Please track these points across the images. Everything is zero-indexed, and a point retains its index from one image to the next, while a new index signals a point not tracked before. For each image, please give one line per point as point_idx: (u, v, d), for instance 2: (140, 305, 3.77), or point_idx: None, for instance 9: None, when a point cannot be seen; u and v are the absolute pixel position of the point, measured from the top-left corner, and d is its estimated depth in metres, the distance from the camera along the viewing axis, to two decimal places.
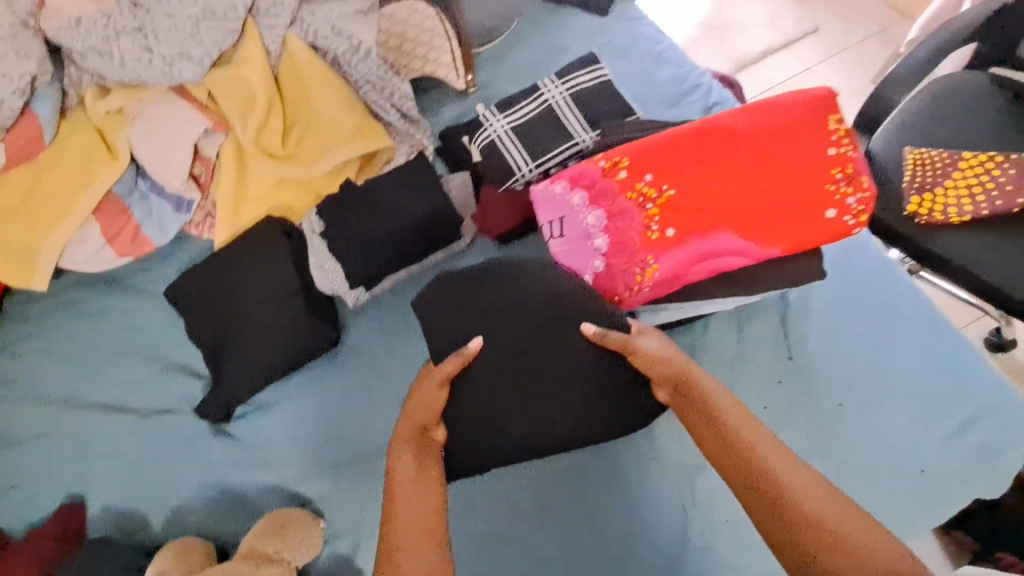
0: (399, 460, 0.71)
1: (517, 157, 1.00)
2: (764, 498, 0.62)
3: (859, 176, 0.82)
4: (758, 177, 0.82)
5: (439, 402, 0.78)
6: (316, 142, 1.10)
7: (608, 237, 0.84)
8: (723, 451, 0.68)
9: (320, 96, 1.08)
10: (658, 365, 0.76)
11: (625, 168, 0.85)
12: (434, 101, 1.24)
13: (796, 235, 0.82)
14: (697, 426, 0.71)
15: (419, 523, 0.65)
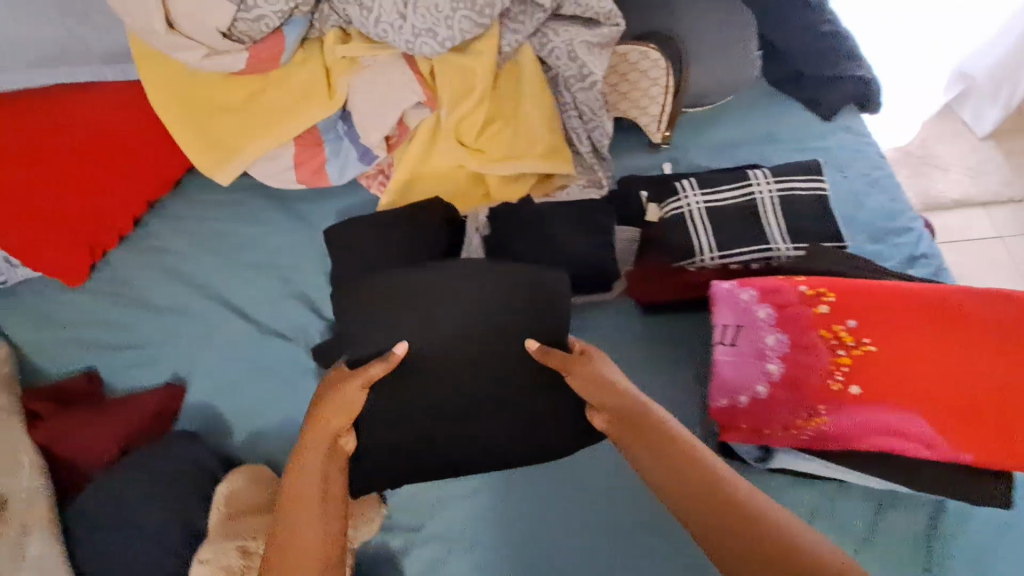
0: (306, 461, 0.77)
1: (704, 240, 0.95)
2: (761, 546, 0.64)
3: None
4: (976, 376, 0.75)
5: (357, 406, 0.82)
6: (505, 146, 1.13)
7: (784, 366, 0.81)
8: (673, 479, 0.72)
9: (529, 106, 1.10)
10: (615, 407, 0.80)
11: (830, 302, 0.80)
12: (624, 144, 1.22)
13: (1002, 447, 0.74)
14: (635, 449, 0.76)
15: (314, 554, 0.71)
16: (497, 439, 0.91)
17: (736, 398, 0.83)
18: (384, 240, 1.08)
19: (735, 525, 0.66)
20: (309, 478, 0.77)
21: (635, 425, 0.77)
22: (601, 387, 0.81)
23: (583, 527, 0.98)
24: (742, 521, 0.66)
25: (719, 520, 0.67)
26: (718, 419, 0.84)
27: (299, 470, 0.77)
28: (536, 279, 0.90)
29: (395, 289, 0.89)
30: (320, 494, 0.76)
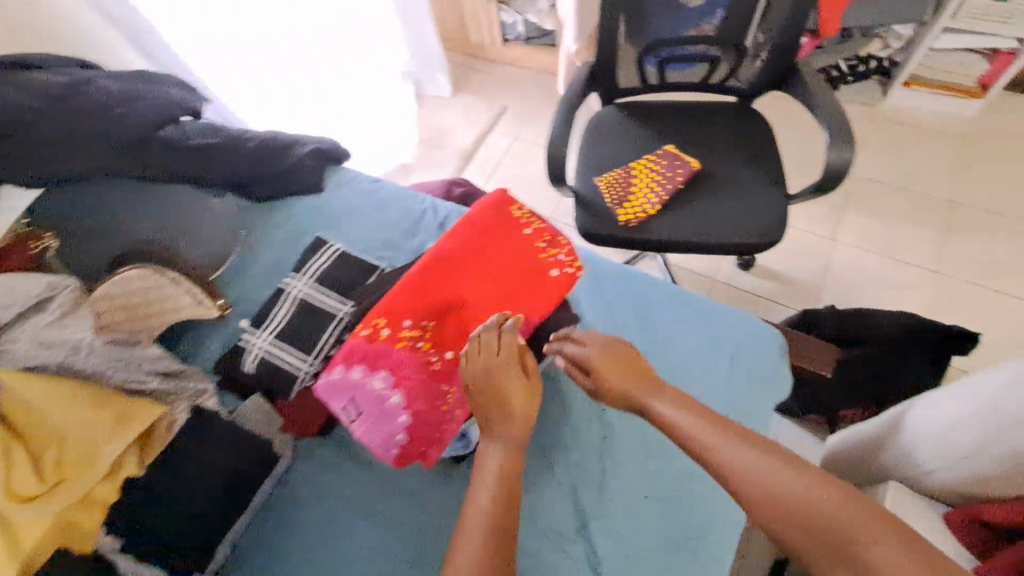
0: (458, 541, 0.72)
1: (295, 359, 1.01)
2: (809, 536, 0.67)
3: (555, 239, 1.03)
4: (499, 266, 0.99)
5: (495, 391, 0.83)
6: (75, 451, 0.89)
7: (402, 390, 0.88)
8: (775, 511, 0.70)
9: (54, 406, 0.90)
10: (725, 452, 0.77)
11: (385, 327, 0.92)
12: (200, 337, 1.25)
13: (541, 299, 0.98)
14: (752, 508, 0.72)
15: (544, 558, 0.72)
16: None
17: (400, 442, 0.87)
18: None
19: (845, 520, 0.65)
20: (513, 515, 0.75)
21: (731, 472, 0.75)
22: (494, 380, 0.84)
23: None
24: (766, 526, 0.71)
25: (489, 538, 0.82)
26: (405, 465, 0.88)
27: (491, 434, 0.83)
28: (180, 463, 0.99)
29: None
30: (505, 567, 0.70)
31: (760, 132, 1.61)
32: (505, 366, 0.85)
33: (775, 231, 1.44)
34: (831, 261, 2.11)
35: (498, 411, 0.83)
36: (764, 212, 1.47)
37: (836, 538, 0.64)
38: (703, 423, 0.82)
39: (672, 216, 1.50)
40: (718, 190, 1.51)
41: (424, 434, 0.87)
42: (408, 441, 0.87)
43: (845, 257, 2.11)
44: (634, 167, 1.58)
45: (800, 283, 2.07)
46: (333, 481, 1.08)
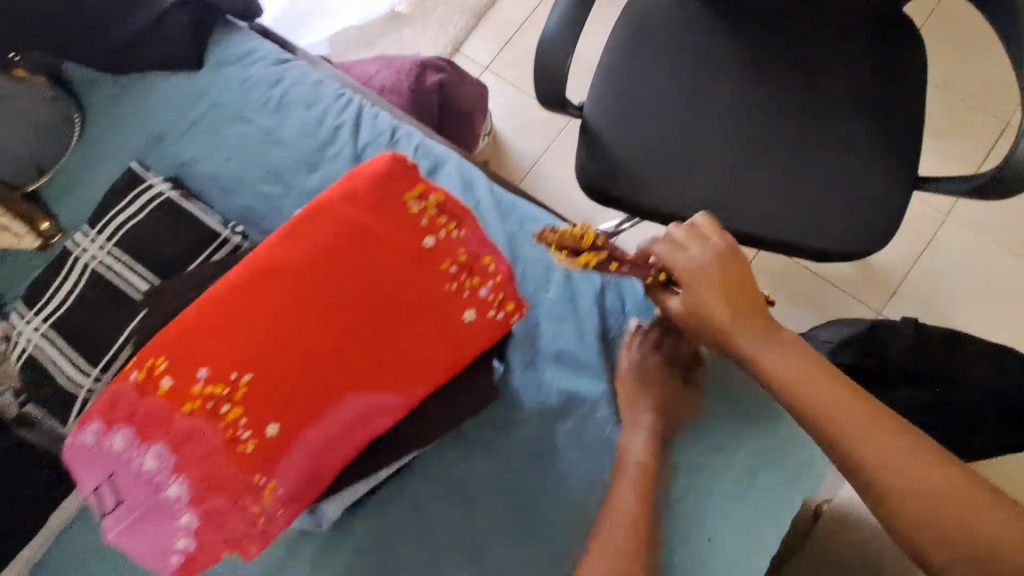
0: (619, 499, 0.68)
1: (73, 368, 0.68)
2: (937, 488, 0.54)
3: (478, 259, 0.58)
4: (367, 284, 0.57)
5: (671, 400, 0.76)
6: None
7: (187, 478, 0.57)
8: (885, 470, 0.56)
9: None
10: (770, 357, 0.64)
11: (166, 376, 0.56)
12: (14, 277, 0.92)
13: (438, 365, 0.60)
14: (860, 437, 0.58)
15: None
16: None
17: (181, 548, 0.58)
18: None
19: (938, 495, 0.53)
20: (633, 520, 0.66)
21: (780, 370, 0.63)
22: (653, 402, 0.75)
23: None
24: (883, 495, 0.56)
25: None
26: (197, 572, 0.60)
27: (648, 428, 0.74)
28: None
29: None
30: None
31: (900, 56, 1.00)
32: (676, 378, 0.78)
33: (875, 237, 0.94)
34: (930, 246, 1.57)
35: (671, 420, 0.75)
36: (865, 199, 0.95)
37: (969, 498, 0.52)
38: (755, 329, 0.65)
39: (719, 183, 0.98)
40: (804, 151, 0.98)
41: (222, 539, 0.59)
42: (195, 546, 0.58)
43: (952, 243, 1.57)
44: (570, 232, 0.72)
45: (876, 270, 1.58)
46: None
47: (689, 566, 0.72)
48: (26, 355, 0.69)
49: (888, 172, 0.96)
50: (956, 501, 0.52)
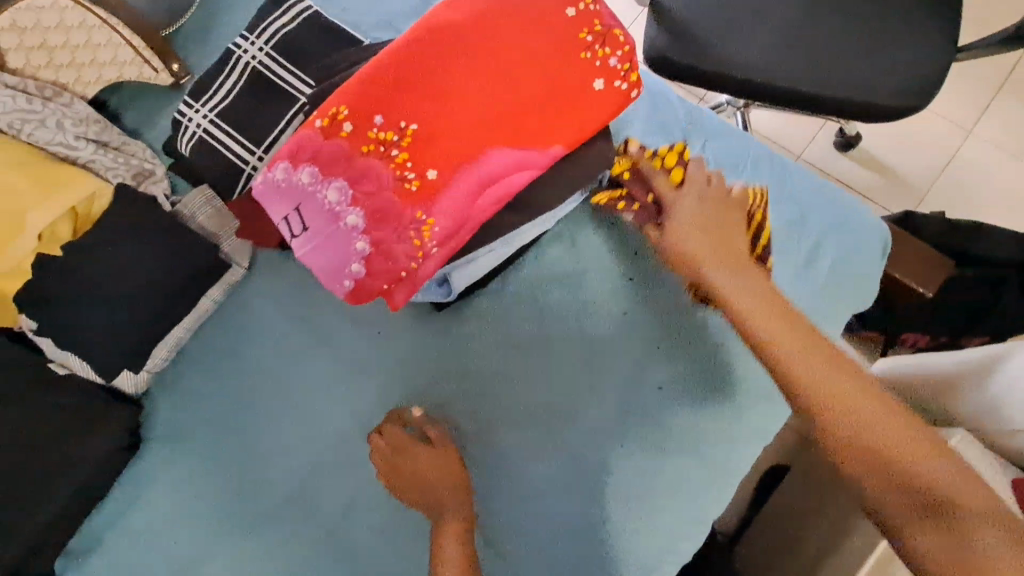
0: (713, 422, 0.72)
1: (239, 147, 0.79)
2: (915, 496, 0.65)
3: (611, 32, 0.70)
4: (516, 53, 0.69)
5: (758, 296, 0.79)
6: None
7: (361, 209, 0.67)
8: (859, 431, 0.68)
9: None
10: (746, 287, 0.80)
11: (347, 122, 0.67)
12: (148, 111, 1.01)
13: (573, 125, 0.71)
14: (850, 405, 0.69)
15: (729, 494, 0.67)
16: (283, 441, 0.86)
17: (353, 273, 0.68)
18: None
19: (941, 478, 0.65)
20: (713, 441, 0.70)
21: (778, 363, 0.75)
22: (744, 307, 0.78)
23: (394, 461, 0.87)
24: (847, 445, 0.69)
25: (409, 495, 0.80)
26: (363, 302, 0.70)
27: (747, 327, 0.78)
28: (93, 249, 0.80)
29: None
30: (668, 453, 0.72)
31: None
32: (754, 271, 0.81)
33: (920, 97, 1.05)
34: (952, 160, 1.68)
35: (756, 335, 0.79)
36: (912, 66, 1.06)
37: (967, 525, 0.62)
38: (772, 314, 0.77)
39: (780, 51, 1.09)
40: (858, 26, 1.09)
41: (385, 270, 0.69)
42: (364, 273, 0.68)
43: (973, 158, 1.68)
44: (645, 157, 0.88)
45: (903, 180, 1.68)
46: (294, 312, 0.91)
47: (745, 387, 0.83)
48: (197, 139, 0.80)
49: (931, 40, 1.07)
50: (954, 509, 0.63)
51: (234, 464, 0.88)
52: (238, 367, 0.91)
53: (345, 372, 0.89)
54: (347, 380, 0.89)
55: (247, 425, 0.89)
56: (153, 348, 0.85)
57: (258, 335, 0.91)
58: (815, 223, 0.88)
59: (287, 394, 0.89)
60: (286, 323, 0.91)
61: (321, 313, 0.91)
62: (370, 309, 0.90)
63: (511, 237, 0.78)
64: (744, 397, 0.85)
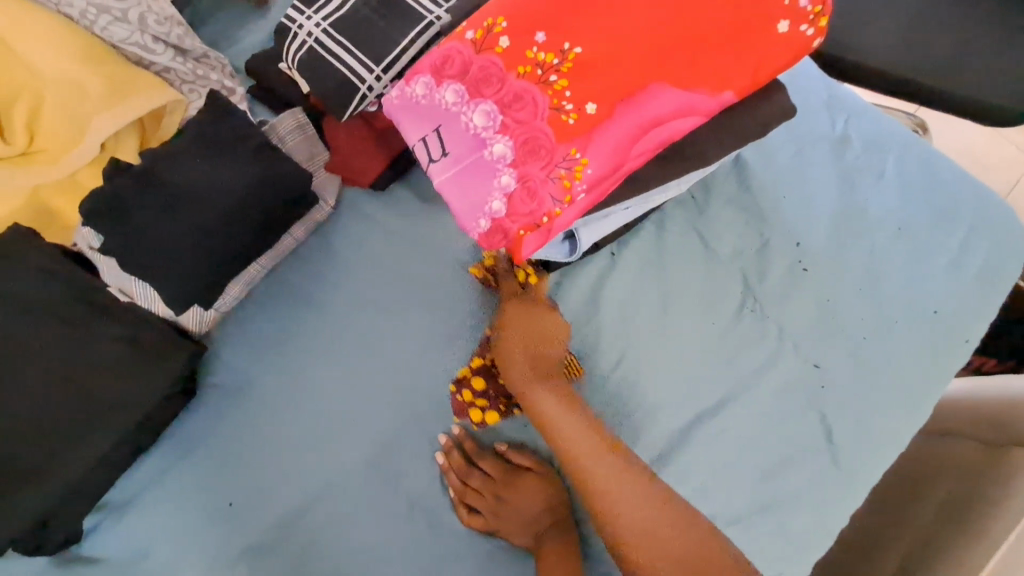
0: (568, 442, 0.64)
1: (355, 63, 0.69)
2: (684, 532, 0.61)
3: None
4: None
5: (568, 420, 0.65)
6: (59, 111, 0.72)
7: (512, 139, 0.58)
8: (563, 443, 0.65)
9: (36, 55, 0.72)
10: (529, 322, 0.69)
11: (504, 35, 0.58)
12: (227, 28, 0.91)
13: (746, 70, 0.63)
14: (549, 421, 0.65)
15: (631, 503, 0.62)
16: (360, 412, 0.75)
17: (492, 212, 0.59)
18: (30, 351, 0.70)
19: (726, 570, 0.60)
20: (587, 451, 0.64)
21: (539, 419, 0.66)
22: (520, 346, 0.68)
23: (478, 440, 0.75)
24: (618, 540, 0.61)
25: (509, 331, 0.69)
26: (495, 247, 0.61)
27: (538, 384, 0.67)
28: (182, 166, 0.71)
29: (47, 346, 0.70)
30: (589, 426, 0.65)
31: None
32: (553, 372, 0.69)
33: None
34: None
35: (531, 382, 0.67)
36: None
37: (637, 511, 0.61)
38: (536, 381, 0.67)
39: (909, 39, 1.02)
40: (990, 23, 1.03)
41: (528, 211, 0.60)
42: (505, 212, 0.59)
43: None
44: (788, 222, 0.77)
45: None
46: (378, 260, 0.80)
47: (878, 443, 0.72)
48: (306, 50, 0.70)
49: None
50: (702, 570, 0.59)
51: (298, 425, 0.76)
52: (310, 319, 0.79)
53: (434, 330, 0.77)
54: (435, 340, 0.77)
55: (316, 382, 0.77)
56: (227, 284, 0.75)
57: (334, 284, 0.80)
58: (966, 211, 0.78)
59: (366, 350, 0.77)
60: (368, 274, 0.80)
61: (410, 264, 0.80)
62: (465, 263, 0.80)
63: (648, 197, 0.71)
64: (893, 400, 0.73)
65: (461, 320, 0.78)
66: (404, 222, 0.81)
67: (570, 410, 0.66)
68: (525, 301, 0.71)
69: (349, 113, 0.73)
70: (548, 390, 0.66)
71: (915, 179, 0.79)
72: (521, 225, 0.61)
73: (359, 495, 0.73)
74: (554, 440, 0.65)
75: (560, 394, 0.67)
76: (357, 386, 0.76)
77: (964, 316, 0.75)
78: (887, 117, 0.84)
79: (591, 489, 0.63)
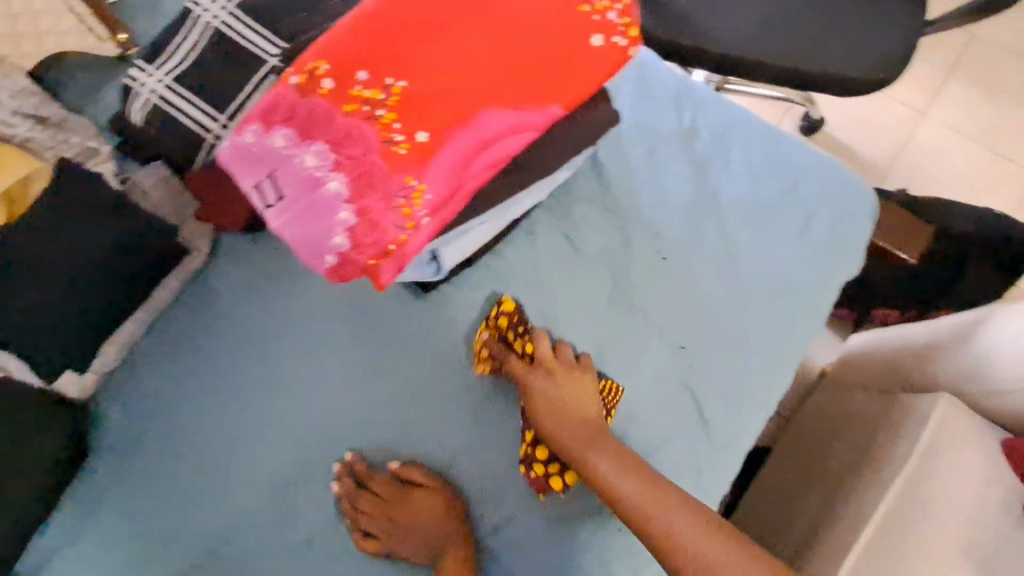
0: (606, 472, 0.68)
1: (199, 114, 0.71)
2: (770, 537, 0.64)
3: None
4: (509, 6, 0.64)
5: (604, 443, 0.70)
6: None
7: (345, 175, 0.61)
8: (603, 474, 0.68)
9: None
10: (570, 390, 0.73)
11: (327, 77, 0.61)
12: (89, 85, 0.91)
13: (569, 82, 0.66)
14: (588, 452, 0.69)
15: (671, 514, 0.66)
16: (256, 450, 0.77)
17: (336, 247, 0.61)
18: None
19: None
20: (617, 473, 0.68)
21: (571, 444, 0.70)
22: (568, 406, 0.72)
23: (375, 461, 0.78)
24: (666, 544, 0.64)
25: (567, 393, 0.73)
26: (348, 279, 0.63)
27: (559, 417, 0.71)
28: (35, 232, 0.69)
29: None
30: (620, 451, 0.70)
31: None
32: (582, 391, 0.73)
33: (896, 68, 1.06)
34: (912, 141, 1.75)
35: (563, 417, 0.71)
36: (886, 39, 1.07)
37: (668, 519, 0.65)
38: (586, 431, 0.71)
39: (759, 27, 1.09)
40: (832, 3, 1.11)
41: (372, 242, 0.62)
42: (349, 245, 0.62)
43: (930, 140, 1.75)
44: (644, 217, 0.83)
45: (867, 161, 1.72)
46: (264, 301, 0.83)
47: (742, 410, 0.78)
48: (150, 104, 0.72)
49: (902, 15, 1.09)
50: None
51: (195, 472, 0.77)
52: (200, 365, 0.80)
53: (323, 361, 0.80)
54: (325, 371, 0.80)
55: (209, 428, 0.78)
56: (103, 345, 0.76)
57: (221, 329, 0.82)
58: (809, 186, 0.85)
59: (258, 390, 0.79)
60: (254, 315, 0.82)
61: (296, 300, 0.83)
62: (350, 294, 0.84)
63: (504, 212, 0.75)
64: (754, 369, 0.79)
65: (350, 348, 0.81)
66: (285, 260, 0.84)
67: (615, 453, 0.69)
68: (550, 373, 0.73)
69: (204, 161, 0.75)
70: (562, 423, 0.71)
71: (761, 161, 0.85)
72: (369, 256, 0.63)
73: (261, 533, 0.75)
74: (612, 491, 0.67)
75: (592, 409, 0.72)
76: (252, 425, 0.78)
77: (810, 284, 0.82)
78: (731, 105, 0.90)
79: (655, 528, 0.65)
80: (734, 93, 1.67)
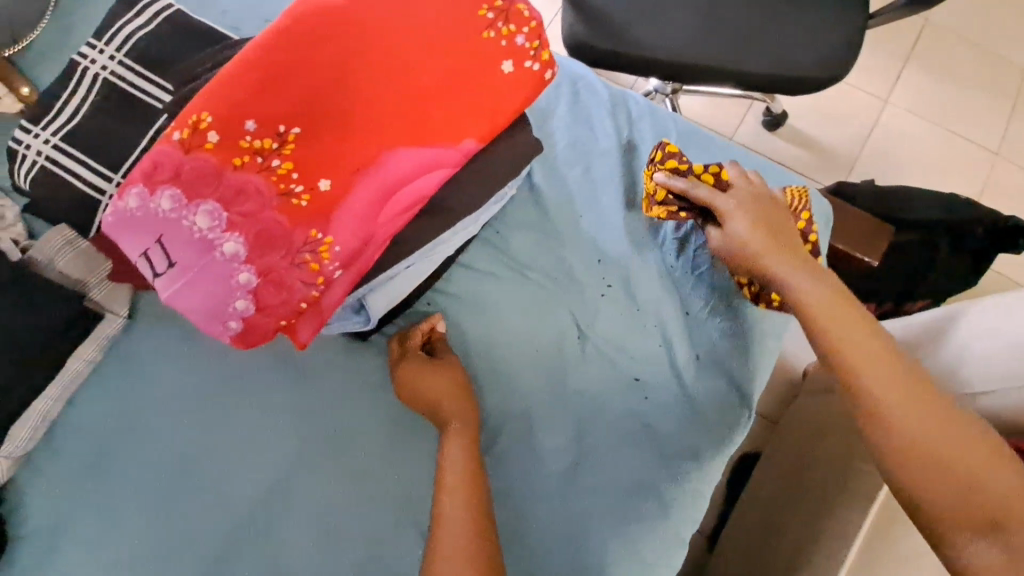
0: (809, 292, 0.62)
1: (91, 174, 0.67)
2: (940, 435, 0.53)
3: (512, 7, 0.64)
4: (410, 39, 0.61)
5: (810, 275, 0.64)
6: None
7: (240, 234, 0.56)
8: (813, 302, 0.62)
9: None
10: (739, 204, 0.67)
11: (212, 130, 0.56)
12: None
13: (481, 113, 0.63)
14: (770, 263, 0.64)
15: (918, 415, 0.54)
16: (189, 522, 0.72)
17: (238, 311, 0.57)
18: None
19: (996, 493, 0.50)
20: (843, 324, 0.60)
21: (811, 293, 0.62)
22: (759, 215, 0.67)
23: (318, 524, 0.72)
24: (875, 405, 0.55)
25: (741, 218, 0.67)
26: (258, 344, 0.59)
27: (772, 246, 0.65)
28: None
29: None
30: (831, 298, 0.62)
31: None
32: (786, 239, 0.67)
33: (840, 63, 1.04)
34: (876, 127, 1.72)
35: (766, 238, 0.66)
36: (829, 34, 1.05)
37: (931, 403, 0.55)
38: (771, 239, 0.66)
39: (700, 29, 1.06)
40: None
41: (280, 302, 0.58)
42: (254, 309, 0.57)
43: (894, 124, 1.73)
44: (588, 241, 0.79)
45: (830, 151, 1.69)
46: (191, 360, 0.78)
47: (703, 434, 0.74)
48: (40, 171, 0.67)
49: (845, 8, 1.06)
50: (1007, 515, 0.49)
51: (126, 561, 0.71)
52: (125, 435, 0.75)
53: (257, 420, 0.76)
54: (262, 437, 0.75)
55: (140, 510, 0.72)
56: (12, 427, 0.71)
57: (146, 395, 0.77)
58: None
59: (190, 463, 0.74)
60: (181, 377, 0.77)
61: (224, 358, 0.78)
62: (283, 348, 0.79)
63: (432, 254, 0.69)
64: (711, 392, 0.75)
65: (285, 403, 0.77)
66: None
67: (807, 275, 0.63)
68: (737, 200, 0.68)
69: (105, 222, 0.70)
70: (780, 252, 0.65)
71: None
72: (280, 316, 0.58)
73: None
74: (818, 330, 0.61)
75: (795, 255, 0.65)
76: (185, 496, 0.73)
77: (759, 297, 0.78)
78: (667, 116, 0.87)
79: (856, 379, 0.57)
80: (691, 93, 1.63)
